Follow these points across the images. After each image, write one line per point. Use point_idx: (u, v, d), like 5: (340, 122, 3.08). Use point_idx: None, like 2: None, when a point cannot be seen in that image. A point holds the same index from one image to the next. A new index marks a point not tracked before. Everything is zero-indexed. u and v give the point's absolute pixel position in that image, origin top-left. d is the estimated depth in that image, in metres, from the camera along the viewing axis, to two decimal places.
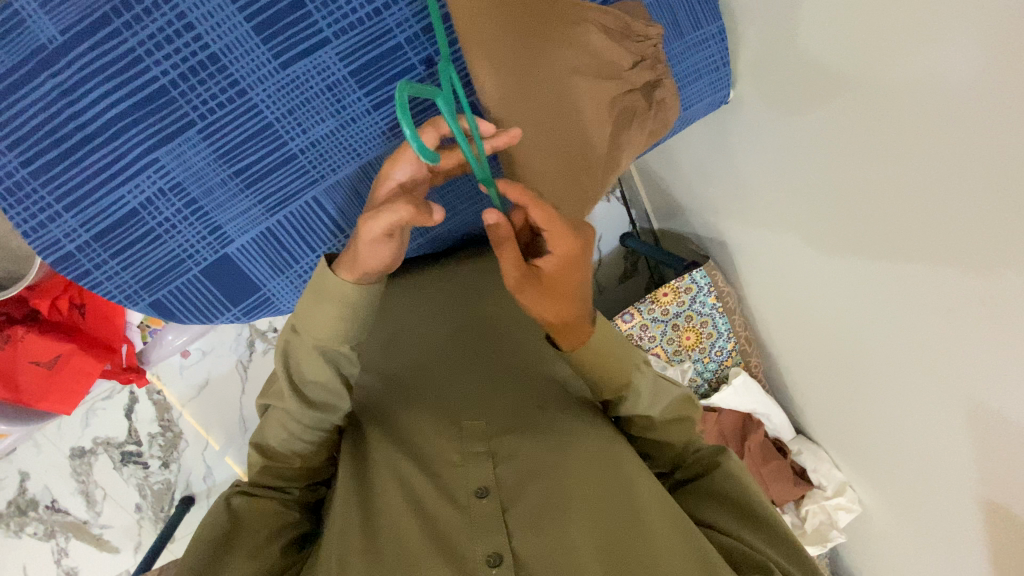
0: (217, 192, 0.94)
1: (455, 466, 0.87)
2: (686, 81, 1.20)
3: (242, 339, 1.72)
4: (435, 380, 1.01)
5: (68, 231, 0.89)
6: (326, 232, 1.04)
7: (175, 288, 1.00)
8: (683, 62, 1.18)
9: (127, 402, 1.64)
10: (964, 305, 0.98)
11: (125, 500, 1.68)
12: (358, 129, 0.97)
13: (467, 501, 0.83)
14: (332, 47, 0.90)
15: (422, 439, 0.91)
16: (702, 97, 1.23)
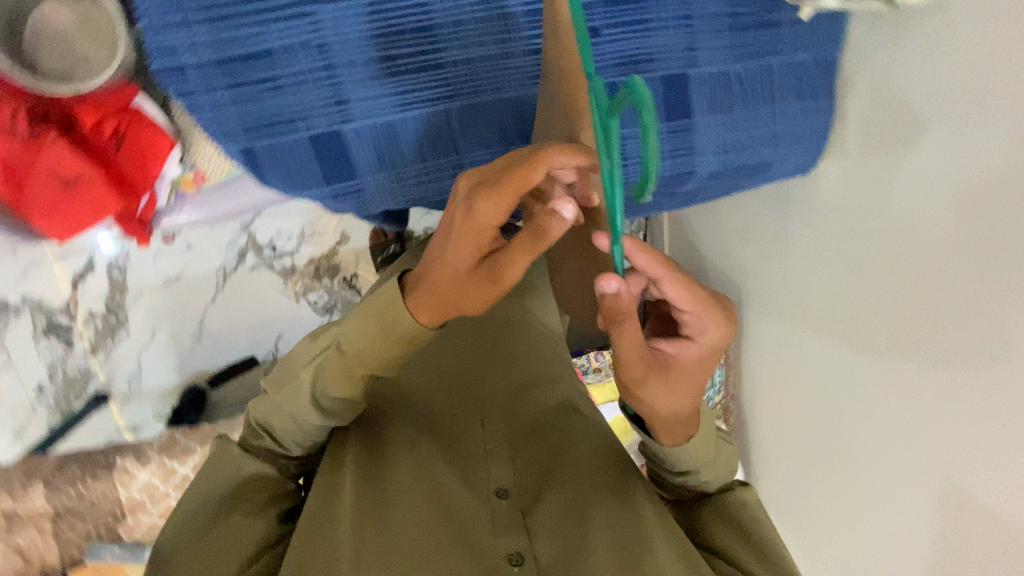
0: (359, 67, 0.85)
1: (475, 457, 0.81)
2: (790, 137, 1.05)
3: (234, 247, 1.61)
4: (444, 385, 0.91)
5: (195, 43, 0.80)
6: (448, 151, 0.93)
7: (271, 144, 0.86)
8: (795, 114, 1.03)
9: (80, 269, 1.53)
10: (972, 440, 0.83)
11: (29, 374, 1.51)
12: (519, 63, 0.91)
13: (487, 495, 0.77)
14: None
15: (424, 432, 0.83)
16: (794, 151, 1.06)
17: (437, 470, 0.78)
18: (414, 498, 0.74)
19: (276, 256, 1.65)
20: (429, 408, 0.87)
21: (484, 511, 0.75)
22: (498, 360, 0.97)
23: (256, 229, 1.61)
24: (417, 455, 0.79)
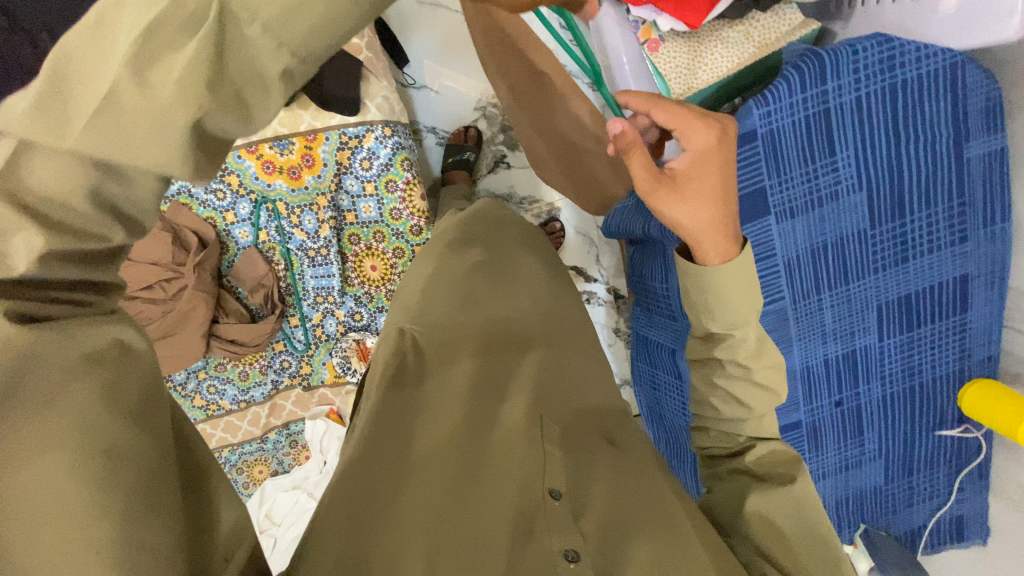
0: (809, 192, 0.92)
1: (520, 460, 0.62)
2: (904, 462, 1.13)
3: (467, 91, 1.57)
4: (464, 400, 0.68)
5: (841, 88, 0.86)
6: (802, 194, 0.92)
7: (774, 134, 0.88)
8: (906, 453, 1.12)
9: None
10: None
11: None
12: (854, 270, 0.98)
13: (540, 499, 0.59)
14: (953, 313, 1.01)
15: (501, 458, 0.62)
16: (910, 503, 1.16)
17: (444, 488, 0.57)
18: (397, 503, 0.55)
19: None
20: (456, 446, 0.62)
21: (548, 520, 0.57)
22: (540, 343, 0.84)
23: None
24: (447, 466, 0.59)
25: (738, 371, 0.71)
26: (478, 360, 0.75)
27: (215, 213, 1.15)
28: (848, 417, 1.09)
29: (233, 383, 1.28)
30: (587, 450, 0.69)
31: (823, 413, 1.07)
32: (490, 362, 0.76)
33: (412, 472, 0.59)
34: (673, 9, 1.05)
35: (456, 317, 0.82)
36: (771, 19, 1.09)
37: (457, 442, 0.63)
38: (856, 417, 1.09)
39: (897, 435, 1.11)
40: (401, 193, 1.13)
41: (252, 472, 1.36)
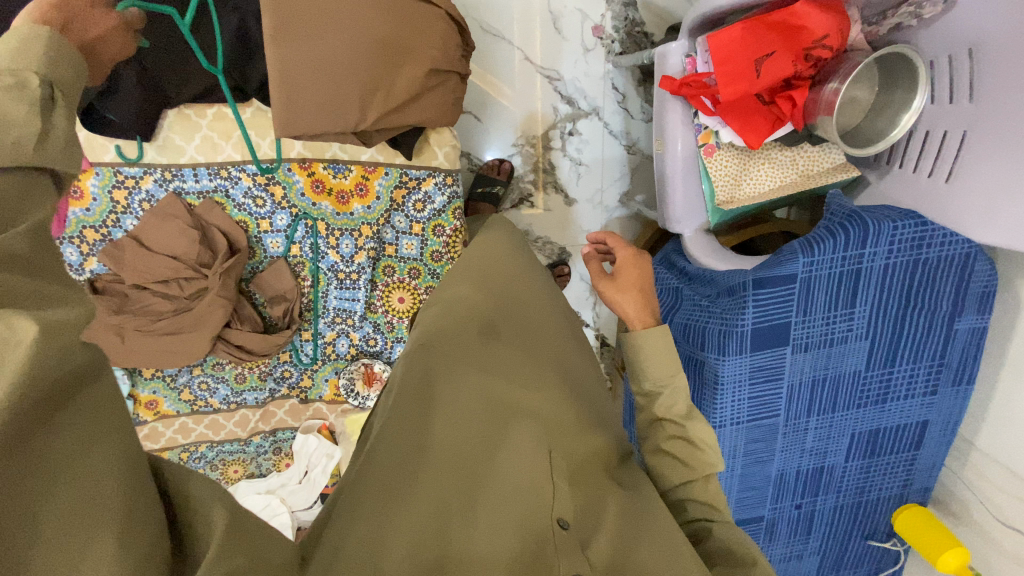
0: (825, 333, 1.02)
1: (544, 486, 0.64)
2: (836, 559, 1.29)
3: (508, 126, 1.57)
4: (484, 414, 0.69)
5: (875, 253, 0.96)
6: (818, 334, 1.02)
7: (809, 279, 0.97)
8: (841, 552, 1.28)
9: None
10: None
11: None
12: (841, 402, 1.10)
13: (548, 529, 0.61)
14: (907, 449, 1.17)
15: (514, 473, 0.64)
16: None
17: (460, 505, 0.61)
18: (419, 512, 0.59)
19: (559, 169, 1.64)
20: (474, 463, 0.64)
21: (551, 545, 0.59)
22: None
23: (589, 122, 1.59)
24: (462, 484, 0.63)
25: (674, 429, 0.88)
26: (493, 368, 0.74)
27: (250, 218, 1.11)
28: (801, 517, 1.22)
29: (227, 383, 1.25)
30: (593, 479, 0.70)
31: (781, 513, 1.20)
32: (510, 372, 0.75)
33: (433, 479, 0.62)
34: (738, 128, 1.11)
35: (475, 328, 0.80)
36: (817, 153, 1.19)
37: (472, 454, 0.65)
38: (807, 519, 1.23)
39: (836, 536, 1.26)
40: (446, 238, 1.15)
41: (226, 472, 1.35)
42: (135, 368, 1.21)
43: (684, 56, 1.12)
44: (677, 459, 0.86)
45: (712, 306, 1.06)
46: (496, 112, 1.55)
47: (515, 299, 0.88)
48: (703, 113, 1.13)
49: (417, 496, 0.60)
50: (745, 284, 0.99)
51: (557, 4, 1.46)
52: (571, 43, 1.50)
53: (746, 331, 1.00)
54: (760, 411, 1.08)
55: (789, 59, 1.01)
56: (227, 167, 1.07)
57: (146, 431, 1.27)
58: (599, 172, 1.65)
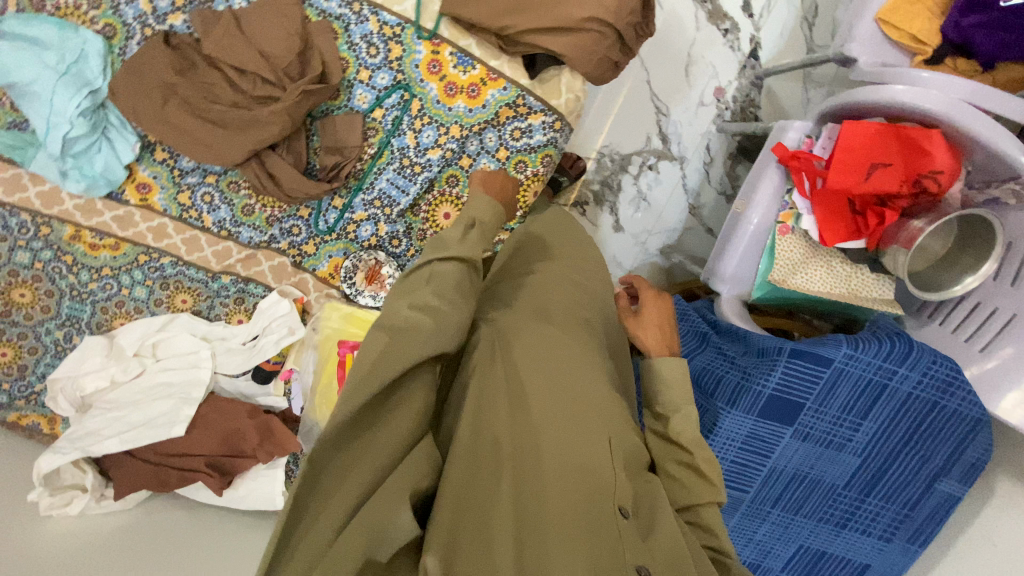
0: (829, 431, 1.02)
1: (605, 473, 0.70)
2: None
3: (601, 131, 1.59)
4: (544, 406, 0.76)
5: (905, 377, 0.99)
6: (822, 430, 1.01)
7: (840, 376, 0.98)
8: None
9: (727, 52, 1.53)
10: None
11: None
12: (807, 508, 1.09)
13: (611, 510, 0.67)
14: None
15: (576, 449, 0.71)
16: None
17: (536, 484, 0.67)
18: (487, 454, 0.68)
19: (624, 193, 1.65)
20: (540, 445, 0.71)
21: (618, 533, 0.65)
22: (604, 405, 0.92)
23: (670, 166, 1.62)
24: (534, 465, 0.69)
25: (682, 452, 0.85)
26: (558, 346, 0.82)
27: (354, 60, 1.06)
28: None
29: (231, 207, 1.15)
30: (639, 480, 0.79)
31: None
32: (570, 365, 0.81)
33: (508, 459, 0.68)
34: (822, 218, 1.16)
35: (533, 324, 0.86)
36: (875, 282, 1.22)
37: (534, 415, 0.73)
38: None
39: None
40: (522, 178, 1.12)
41: (172, 297, 1.22)
42: (151, 143, 1.11)
43: (804, 135, 1.17)
44: (680, 483, 0.84)
45: (736, 360, 1.05)
46: (596, 116, 1.58)
47: (571, 302, 0.92)
48: (798, 191, 1.17)
49: (489, 448, 0.69)
50: (781, 349, 0.99)
51: (698, 51, 1.53)
52: (691, 91, 1.56)
53: (763, 394, 0.98)
54: (736, 482, 1.04)
55: (898, 176, 1.06)
56: (362, 3, 1.03)
57: (120, 213, 1.15)
58: (657, 213, 1.66)
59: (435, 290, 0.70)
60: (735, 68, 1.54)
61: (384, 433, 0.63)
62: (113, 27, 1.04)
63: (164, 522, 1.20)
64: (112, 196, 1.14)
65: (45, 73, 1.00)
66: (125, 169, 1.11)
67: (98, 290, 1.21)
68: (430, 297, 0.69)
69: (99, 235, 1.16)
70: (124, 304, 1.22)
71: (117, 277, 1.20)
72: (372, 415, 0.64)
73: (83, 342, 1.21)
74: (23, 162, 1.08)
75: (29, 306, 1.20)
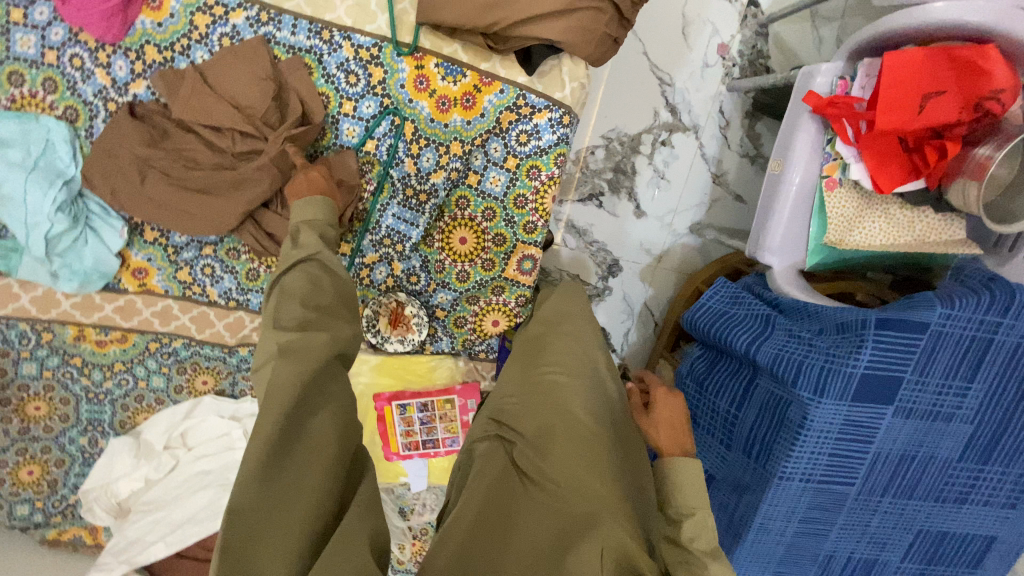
0: (933, 402, 0.90)
1: None
2: None
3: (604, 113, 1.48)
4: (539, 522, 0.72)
5: (1010, 330, 0.87)
6: (927, 402, 0.90)
7: (935, 344, 0.87)
8: None
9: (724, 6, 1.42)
10: None
11: None
12: (919, 489, 0.97)
13: None
14: (970, 566, 1.03)
15: None
16: None
17: None
18: None
19: (640, 177, 1.54)
20: None
21: None
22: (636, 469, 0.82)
23: (684, 137, 1.50)
24: None
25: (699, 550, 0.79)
26: (554, 462, 0.78)
27: (334, 94, 0.97)
28: None
29: (235, 276, 1.07)
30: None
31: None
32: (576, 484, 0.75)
33: None
34: (873, 166, 1.04)
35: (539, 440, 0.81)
36: (939, 223, 1.10)
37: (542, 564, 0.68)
38: None
39: None
40: (538, 184, 1.02)
41: (192, 380, 1.15)
42: (139, 224, 1.03)
43: (836, 77, 1.05)
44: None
45: (814, 342, 0.93)
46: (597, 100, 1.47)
47: (571, 396, 0.87)
48: (841, 141, 1.05)
49: None
50: (865, 321, 0.87)
51: (692, 11, 1.42)
52: (693, 54, 1.44)
53: (855, 375, 0.87)
54: (836, 477, 0.93)
55: (954, 105, 0.94)
56: (331, 29, 0.94)
57: (121, 303, 1.07)
58: (678, 191, 1.55)
59: (303, 302, 0.75)
60: (735, 21, 1.43)
61: (310, 467, 0.63)
62: (74, 109, 0.96)
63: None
64: (110, 287, 1.07)
65: (12, 173, 0.93)
66: (117, 257, 1.03)
67: (115, 388, 1.13)
68: (299, 310, 0.74)
69: (104, 331, 1.09)
70: (144, 397, 1.14)
71: (131, 371, 1.12)
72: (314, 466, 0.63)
73: (110, 444, 1.14)
74: (9, 270, 1.01)
75: (46, 418, 1.13)
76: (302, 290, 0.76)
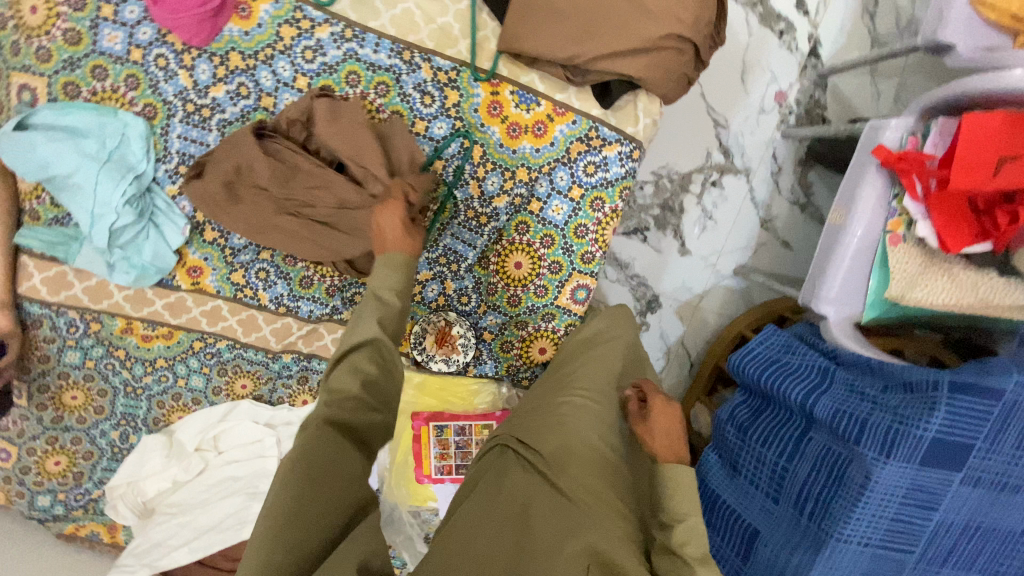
0: (1003, 472, 0.86)
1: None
2: None
3: (656, 150, 1.49)
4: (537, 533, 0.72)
5: None
6: (996, 471, 0.86)
7: (1007, 412, 0.84)
8: None
9: (789, 56, 1.42)
10: None
11: None
12: (983, 564, 0.92)
13: None
14: None
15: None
16: None
17: None
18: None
19: (688, 216, 1.53)
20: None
21: None
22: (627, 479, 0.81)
23: (734, 179, 1.50)
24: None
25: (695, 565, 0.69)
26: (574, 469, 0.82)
27: (407, 113, 0.98)
28: None
29: (289, 282, 1.07)
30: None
31: None
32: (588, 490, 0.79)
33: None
34: (938, 223, 1.02)
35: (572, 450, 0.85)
36: (1006, 286, 1.06)
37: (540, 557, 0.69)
38: None
39: None
40: (601, 216, 1.01)
41: (231, 384, 1.13)
42: (201, 224, 1.04)
43: (906, 133, 1.05)
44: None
45: (880, 400, 0.91)
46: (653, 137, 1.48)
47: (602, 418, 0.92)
48: (910, 196, 1.04)
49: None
50: (937, 382, 0.84)
51: (754, 56, 1.42)
52: (750, 99, 1.45)
53: (925, 438, 0.84)
54: (896, 542, 0.89)
55: None
56: (412, 51, 0.96)
57: (171, 300, 1.08)
58: (726, 232, 1.54)
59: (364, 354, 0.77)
60: (795, 70, 1.42)
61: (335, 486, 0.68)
62: (153, 107, 0.98)
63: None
64: (163, 284, 1.07)
65: (86, 165, 0.94)
66: (175, 254, 1.04)
67: (154, 384, 1.13)
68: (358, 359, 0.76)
69: (151, 326, 1.09)
70: (181, 396, 1.14)
71: (172, 368, 1.12)
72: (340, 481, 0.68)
73: (143, 441, 1.12)
74: (67, 258, 1.02)
75: (82, 408, 1.12)
76: (372, 343, 0.78)
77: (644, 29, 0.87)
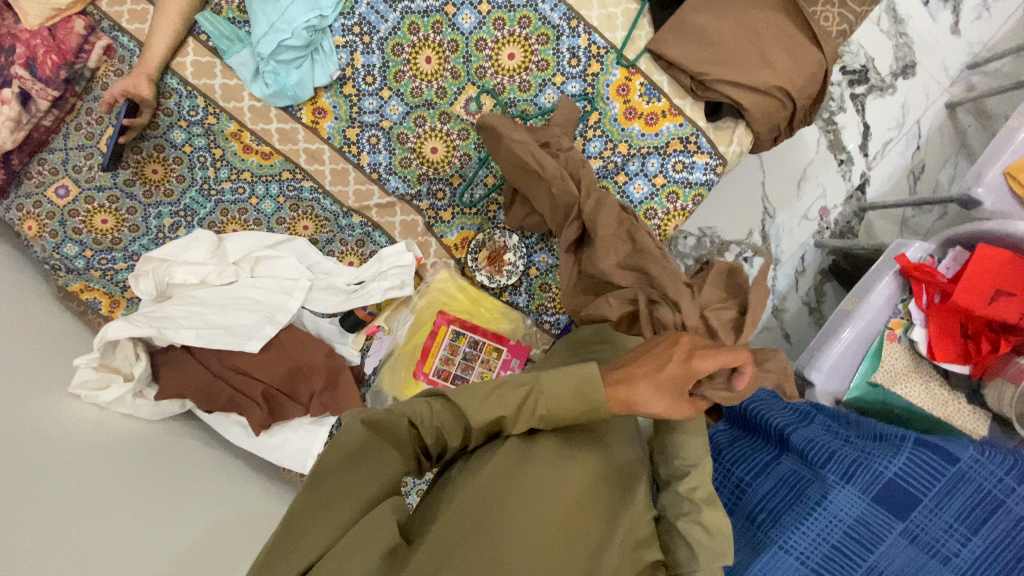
0: (939, 540, 0.94)
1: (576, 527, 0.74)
2: None
3: (710, 211, 1.69)
4: (536, 519, 0.73)
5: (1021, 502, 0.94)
6: (933, 535, 0.94)
7: (953, 480, 0.95)
8: None
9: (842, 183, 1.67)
10: None
11: None
12: None
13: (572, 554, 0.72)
14: None
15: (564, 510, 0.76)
16: None
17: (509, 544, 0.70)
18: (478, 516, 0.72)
19: None
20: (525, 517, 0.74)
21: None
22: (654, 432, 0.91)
23: (764, 262, 1.69)
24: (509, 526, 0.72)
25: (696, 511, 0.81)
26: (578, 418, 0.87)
27: (553, 65, 1.15)
28: None
29: (391, 156, 1.20)
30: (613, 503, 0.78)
31: None
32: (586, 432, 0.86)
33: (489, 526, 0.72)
34: (933, 331, 1.19)
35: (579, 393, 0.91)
36: (969, 413, 1.20)
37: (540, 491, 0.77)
38: None
39: None
40: (670, 208, 1.17)
41: (295, 221, 1.22)
42: (345, 78, 1.17)
43: (927, 254, 1.24)
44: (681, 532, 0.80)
45: (850, 439, 1.04)
46: (711, 198, 1.69)
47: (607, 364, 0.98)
48: (915, 302, 1.22)
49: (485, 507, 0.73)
50: (903, 435, 0.99)
51: (814, 171, 1.67)
52: (799, 204, 1.68)
53: (883, 475, 0.96)
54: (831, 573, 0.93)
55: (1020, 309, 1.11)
56: (580, 21, 1.14)
57: (287, 127, 1.19)
58: None
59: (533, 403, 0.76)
60: (842, 195, 1.67)
61: (368, 467, 0.72)
62: None
63: (187, 504, 1.02)
64: (288, 110, 1.19)
65: None
66: (313, 90, 1.17)
67: (228, 191, 1.21)
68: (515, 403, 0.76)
69: (257, 141, 1.19)
70: (246, 212, 1.21)
71: (252, 184, 1.21)
72: (366, 487, 0.71)
73: (196, 232, 1.16)
74: (225, 52, 1.15)
75: (156, 184, 1.20)
76: (548, 397, 0.75)
77: (763, 74, 1.08)
